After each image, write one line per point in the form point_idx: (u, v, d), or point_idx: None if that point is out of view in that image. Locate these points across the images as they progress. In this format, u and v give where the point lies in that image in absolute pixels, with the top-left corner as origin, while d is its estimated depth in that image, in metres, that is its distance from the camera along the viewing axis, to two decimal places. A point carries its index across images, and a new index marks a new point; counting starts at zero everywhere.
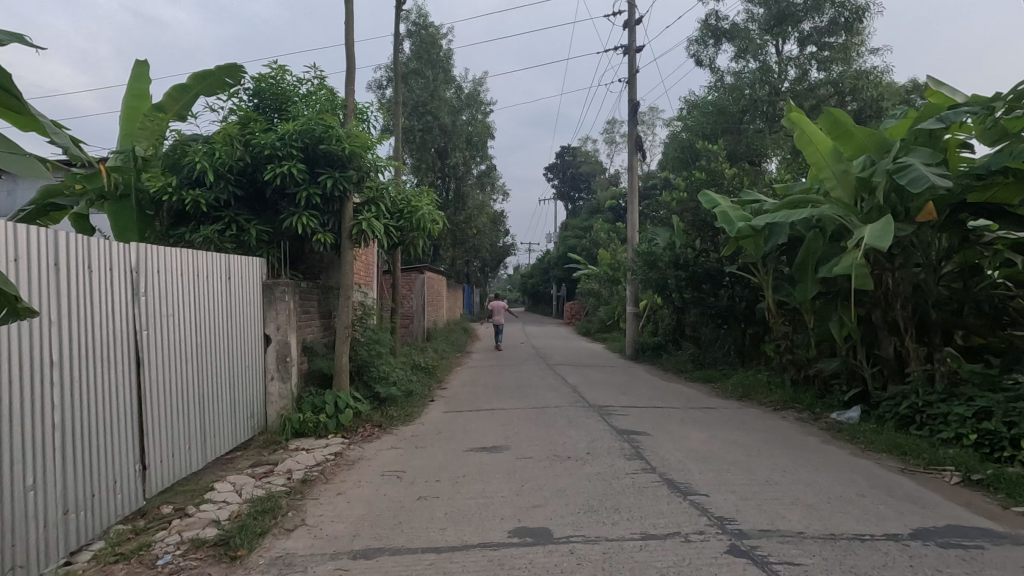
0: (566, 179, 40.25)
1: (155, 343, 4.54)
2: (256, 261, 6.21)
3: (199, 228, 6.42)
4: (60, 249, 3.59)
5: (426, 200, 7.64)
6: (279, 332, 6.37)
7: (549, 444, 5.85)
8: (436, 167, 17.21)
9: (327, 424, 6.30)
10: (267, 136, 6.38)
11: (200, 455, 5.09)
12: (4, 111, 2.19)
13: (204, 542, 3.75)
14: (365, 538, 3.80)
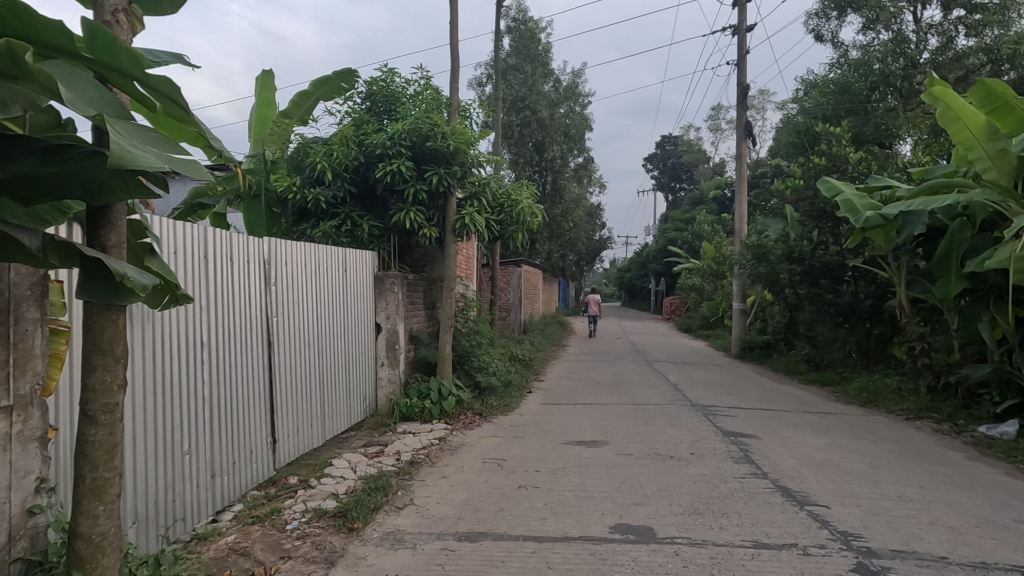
0: (666, 170, 38.83)
1: (284, 328, 5.01)
2: (368, 254, 6.63)
3: (319, 224, 6.92)
4: (208, 243, 4.06)
5: (525, 193, 7.75)
6: (389, 321, 6.78)
7: (650, 441, 5.71)
8: (534, 161, 17.32)
9: (431, 410, 6.58)
10: (379, 136, 6.76)
11: (319, 433, 5.54)
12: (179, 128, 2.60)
13: (325, 512, 4.08)
14: (469, 521, 3.93)
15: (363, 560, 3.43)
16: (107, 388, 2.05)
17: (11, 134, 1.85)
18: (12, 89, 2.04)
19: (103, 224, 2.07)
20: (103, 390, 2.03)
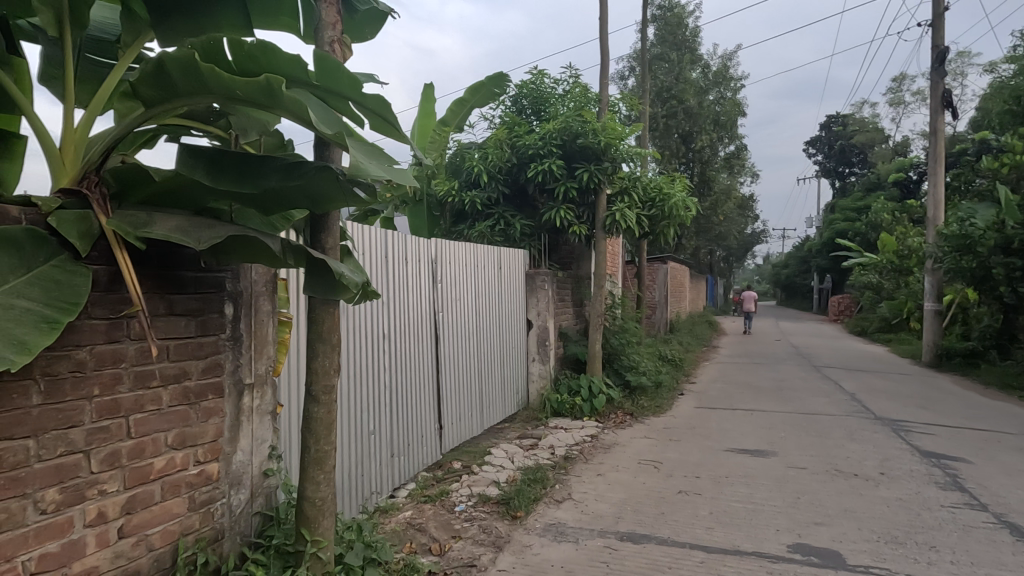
0: (832, 153, 34.72)
1: (448, 324, 5.37)
2: (521, 253, 6.84)
3: (475, 225, 7.31)
4: (387, 245, 4.48)
5: (677, 187, 7.44)
6: (540, 318, 6.95)
7: (826, 456, 5.14)
8: (681, 152, 16.55)
9: (582, 407, 6.60)
10: (531, 137, 6.94)
11: (477, 423, 5.85)
12: None
13: (489, 499, 4.28)
14: (630, 522, 3.87)
15: (528, 549, 3.55)
16: (326, 371, 2.36)
17: (258, 154, 2.10)
18: (251, 118, 2.47)
19: (323, 228, 2.40)
20: (324, 373, 2.34)
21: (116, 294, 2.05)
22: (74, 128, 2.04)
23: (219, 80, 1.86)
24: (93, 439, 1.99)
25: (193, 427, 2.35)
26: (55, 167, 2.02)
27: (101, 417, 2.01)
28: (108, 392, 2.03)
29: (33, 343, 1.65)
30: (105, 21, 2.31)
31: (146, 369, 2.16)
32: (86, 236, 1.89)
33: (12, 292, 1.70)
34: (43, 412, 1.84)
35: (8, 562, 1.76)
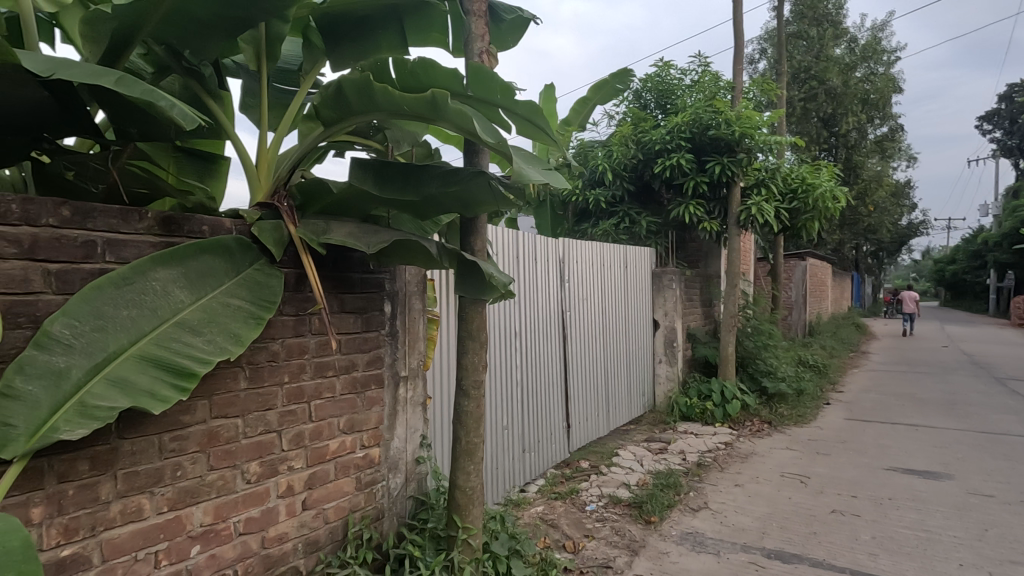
0: (1014, 128, 29.53)
1: (576, 323, 5.38)
2: (647, 251, 6.66)
3: (599, 223, 7.24)
4: (518, 245, 4.60)
5: (823, 176, 6.78)
6: (667, 318, 6.71)
7: (1020, 484, 4.39)
8: (822, 138, 15.04)
9: (714, 412, 6.27)
10: (657, 131, 6.70)
11: (603, 423, 5.81)
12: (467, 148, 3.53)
13: (620, 501, 4.22)
14: (777, 539, 3.60)
15: (665, 556, 3.45)
16: (476, 368, 2.49)
17: (419, 164, 2.25)
18: (404, 132, 2.80)
19: (472, 231, 2.53)
20: (474, 368, 2.47)
21: (301, 294, 2.32)
22: (268, 148, 2.35)
23: (390, 97, 2.01)
24: (283, 421, 2.26)
25: (359, 414, 2.59)
26: (253, 183, 2.33)
27: (289, 402, 2.28)
28: (295, 380, 2.30)
29: (243, 337, 1.91)
30: (288, 53, 2.62)
31: (323, 360, 2.42)
32: (280, 242, 2.15)
33: (226, 291, 1.96)
34: (247, 395, 2.13)
35: (224, 522, 2.05)
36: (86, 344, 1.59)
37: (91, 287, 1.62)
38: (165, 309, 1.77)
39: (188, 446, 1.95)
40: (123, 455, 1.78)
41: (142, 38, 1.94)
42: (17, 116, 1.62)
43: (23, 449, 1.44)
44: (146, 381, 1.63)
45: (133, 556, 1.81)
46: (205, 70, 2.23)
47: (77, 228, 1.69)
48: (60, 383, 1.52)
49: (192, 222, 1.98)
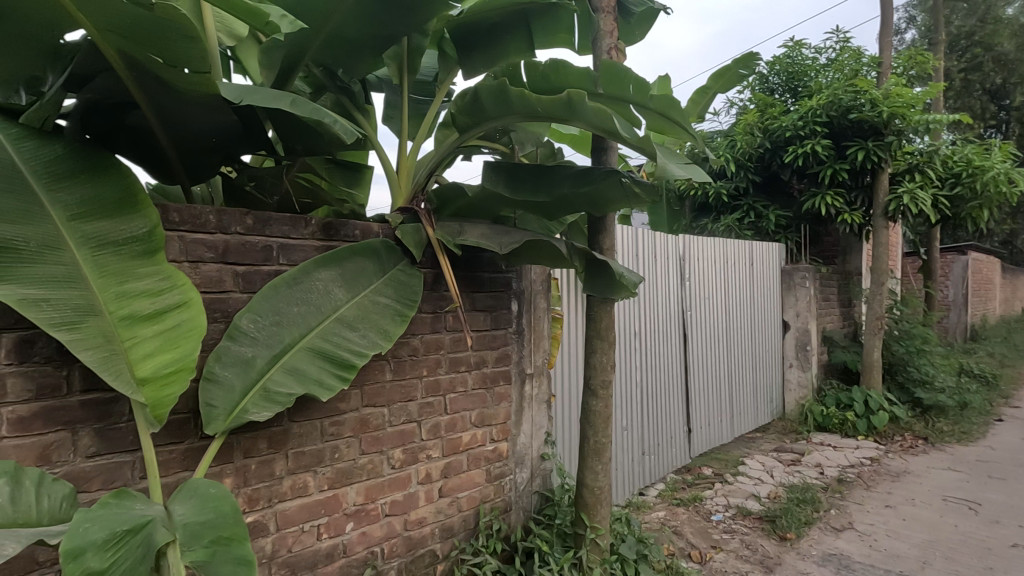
0: None
1: (698, 323, 5.15)
2: (775, 246, 6.19)
3: (721, 218, 6.86)
4: (638, 243, 4.49)
5: (996, 156, 5.86)
6: (799, 319, 6.20)
7: None
8: (989, 113, 13.03)
9: (856, 424, 5.69)
10: (787, 117, 6.19)
11: (728, 429, 5.50)
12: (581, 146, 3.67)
13: (750, 513, 3.96)
14: (942, 571, 3.18)
15: None
16: (604, 368, 2.48)
17: (550, 166, 2.28)
18: (528, 132, 2.88)
19: (600, 230, 2.53)
20: (603, 368, 2.47)
21: (438, 292, 2.46)
22: (407, 155, 2.53)
23: (525, 101, 2.05)
24: (423, 412, 2.40)
25: (489, 408, 2.68)
26: (395, 189, 2.51)
27: (428, 394, 2.42)
28: (432, 374, 2.44)
29: (392, 332, 2.05)
30: (426, 65, 2.78)
31: (457, 356, 2.53)
32: (419, 244, 2.28)
33: (376, 290, 2.12)
34: (392, 386, 2.29)
35: (372, 503, 2.22)
36: (267, 337, 1.80)
37: (269, 287, 1.84)
38: (328, 305, 1.96)
39: (344, 431, 2.13)
40: (293, 436, 1.99)
41: (305, 61, 2.16)
42: (210, 140, 1.86)
43: (221, 426, 1.66)
44: (315, 370, 1.82)
45: (301, 527, 2.02)
46: (354, 87, 2.44)
47: (258, 234, 1.92)
48: (248, 370, 1.73)
49: (347, 228, 2.18)
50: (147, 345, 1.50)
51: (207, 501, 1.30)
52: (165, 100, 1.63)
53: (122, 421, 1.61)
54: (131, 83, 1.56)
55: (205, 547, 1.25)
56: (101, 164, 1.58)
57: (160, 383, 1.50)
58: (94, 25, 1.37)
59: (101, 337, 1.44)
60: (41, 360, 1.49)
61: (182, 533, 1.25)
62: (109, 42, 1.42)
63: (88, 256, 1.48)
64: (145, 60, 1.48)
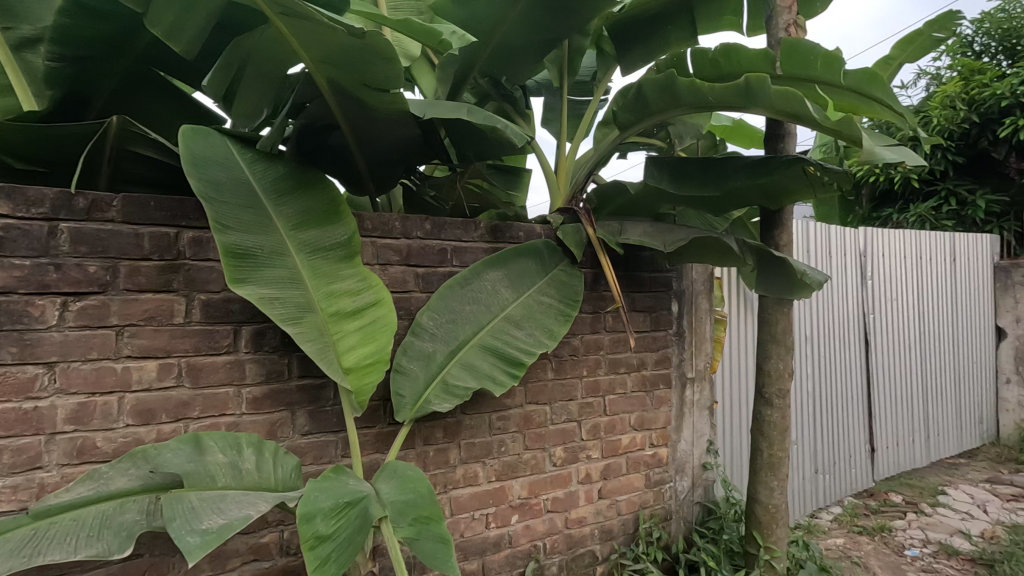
0: None
1: (885, 327, 4.52)
2: (986, 237, 5.22)
3: (909, 207, 5.93)
4: (812, 238, 4.05)
5: None
6: (1020, 326, 5.14)
7: None
8: None
9: None
10: (1003, 82, 5.15)
11: (923, 452, 4.75)
12: (740, 134, 3.50)
13: (958, 552, 3.37)
14: None
15: None
16: (780, 375, 2.28)
17: (721, 157, 2.14)
18: (687, 124, 2.74)
19: (776, 225, 2.34)
20: (778, 376, 2.27)
21: (597, 292, 2.45)
22: (566, 155, 2.56)
23: (695, 91, 1.95)
24: (583, 412, 2.40)
25: (649, 412, 2.60)
26: (554, 191, 2.55)
27: (588, 394, 2.41)
28: (592, 374, 2.43)
29: (557, 331, 2.08)
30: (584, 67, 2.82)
31: (616, 357, 2.50)
32: (579, 244, 2.28)
33: (539, 289, 2.16)
34: (554, 385, 2.32)
35: (535, 497, 2.27)
36: (444, 333, 1.92)
37: (445, 287, 1.97)
38: (496, 304, 2.04)
39: (509, 425, 2.21)
40: (465, 427, 2.11)
41: (474, 73, 2.28)
42: (396, 154, 2.04)
43: (409, 415, 1.79)
44: (487, 366, 1.91)
45: (471, 514, 2.13)
46: (516, 94, 2.53)
47: (435, 238, 2.07)
48: (429, 364, 1.87)
49: (512, 229, 2.26)
50: (351, 339, 1.69)
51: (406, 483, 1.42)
52: (362, 120, 1.82)
53: (329, 404, 1.84)
54: (335, 107, 1.77)
55: (410, 524, 1.34)
56: (311, 180, 1.82)
57: (362, 372, 1.68)
58: (312, 57, 1.57)
59: (317, 330, 1.65)
60: (270, 349, 1.76)
61: (391, 510, 1.36)
62: (323, 72, 1.62)
63: (305, 259, 1.70)
64: (351, 86, 1.67)
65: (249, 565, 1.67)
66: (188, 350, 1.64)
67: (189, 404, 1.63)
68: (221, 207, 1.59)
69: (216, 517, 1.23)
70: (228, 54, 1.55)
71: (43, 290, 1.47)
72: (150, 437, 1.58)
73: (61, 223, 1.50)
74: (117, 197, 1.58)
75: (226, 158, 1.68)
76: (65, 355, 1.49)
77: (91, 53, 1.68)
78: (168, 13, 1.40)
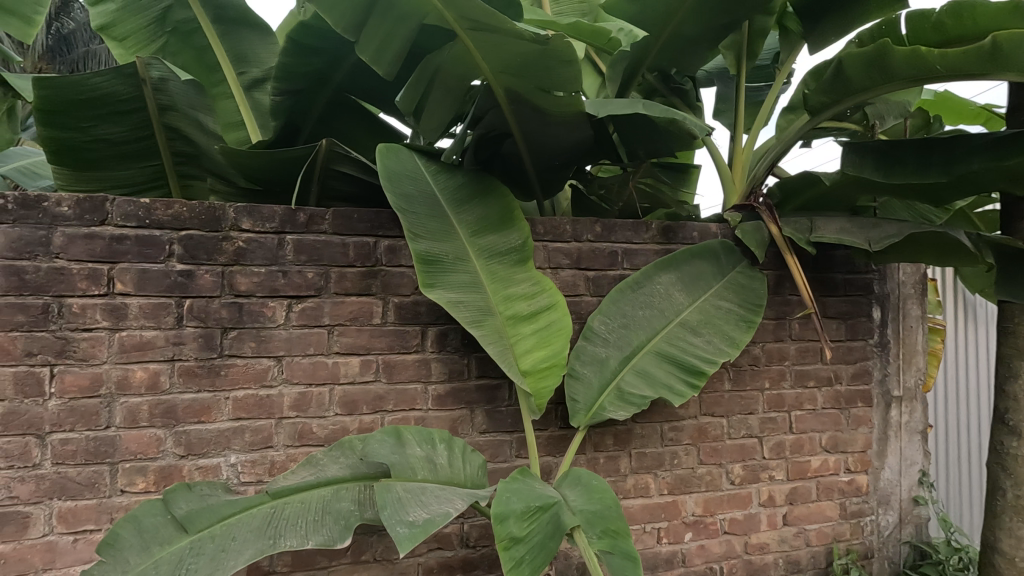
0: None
1: None
2: None
3: None
4: None
5: None
6: None
7: None
8: None
9: None
10: None
11: None
12: (954, 113, 2.98)
13: None
14: None
15: None
16: None
17: (950, 136, 1.82)
18: (889, 103, 2.35)
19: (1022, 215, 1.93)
20: None
21: (782, 296, 2.22)
22: (742, 147, 2.36)
23: (917, 62, 1.67)
24: (765, 428, 2.18)
25: (844, 432, 2.29)
26: (729, 187, 2.36)
27: (771, 408, 2.19)
28: (776, 387, 2.20)
29: (739, 339, 1.93)
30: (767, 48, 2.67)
31: (804, 369, 2.24)
32: (761, 243, 2.07)
33: (717, 292, 2.01)
34: (732, 396, 2.14)
35: (711, 516, 2.10)
36: (617, 339, 1.87)
37: (616, 291, 1.92)
38: (671, 309, 1.94)
39: (683, 437, 2.08)
40: (636, 436, 2.03)
41: (643, 70, 2.20)
42: (565, 158, 2.03)
43: (584, 421, 1.76)
44: (663, 374, 1.83)
45: (642, 527, 2.02)
46: (686, 86, 2.38)
47: (605, 241, 2.03)
48: (603, 370, 1.83)
49: (686, 230, 2.13)
50: (527, 342, 1.72)
51: (593, 494, 1.45)
52: (536, 126, 1.85)
53: (504, 405, 1.89)
54: (511, 116, 1.82)
55: (600, 537, 1.36)
56: (488, 187, 1.89)
57: (538, 375, 1.70)
58: (493, 69, 1.63)
59: (497, 333, 1.70)
60: (452, 349, 1.86)
61: (580, 515, 1.40)
62: (501, 82, 1.68)
63: (484, 264, 1.76)
64: (528, 93, 1.71)
65: (433, 552, 1.77)
66: (384, 348, 1.79)
67: (384, 398, 1.78)
68: (412, 218, 1.71)
69: (420, 511, 1.33)
70: (419, 70, 1.69)
71: (274, 293, 1.71)
72: (353, 426, 1.75)
73: (287, 235, 1.74)
74: (329, 211, 1.78)
75: (414, 172, 1.80)
76: (289, 350, 1.71)
77: (305, 85, 1.92)
78: (373, 40, 1.55)
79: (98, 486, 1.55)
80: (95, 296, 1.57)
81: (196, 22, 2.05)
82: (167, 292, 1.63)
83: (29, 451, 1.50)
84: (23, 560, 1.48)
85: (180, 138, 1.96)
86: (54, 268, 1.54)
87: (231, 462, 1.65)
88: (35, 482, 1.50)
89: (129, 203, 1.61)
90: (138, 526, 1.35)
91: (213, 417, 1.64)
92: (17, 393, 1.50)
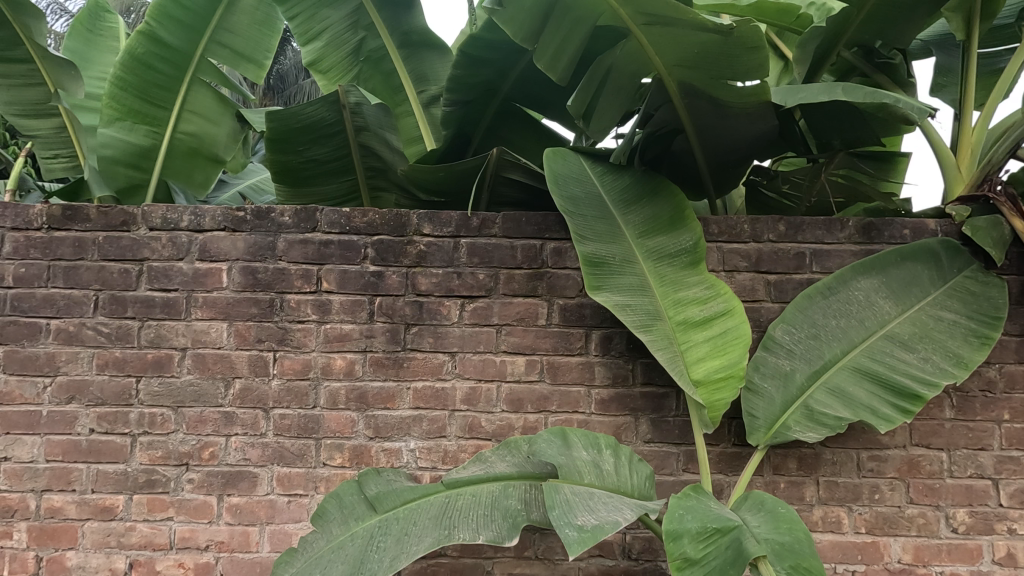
0: None
1: None
2: None
3: None
4: None
5: None
6: None
7: None
8: None
9: None
10: None
11: None
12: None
13: None
14: None
15: None
16: None
17: None
18: None
19: None
20: None
21: None
22: (971, 129, 1.95)
23: None
24: (1002, 469, 1.77)
25: None
26: (951, 175, 1.96)
27: (1010, 445, 1.78)
28: (1019, 419, 1.78)
29: (966, 359, 1.61)
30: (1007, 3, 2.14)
31: None
32: (1000, 242, 1.73)
33: (936, 301, 1.68)
34: (955, 427, 1.79)
35: (924, 567, 1.75)
36: (804, 350, 1.66)
37: (803, 297, 1.71)
38: (873, 319, 1.67)
39: (887, 469, 1.78)
40: (825, 462, 1.79)
41: (839, 47, 1.94)
42: (743, 152, 1.87)
43: (763, 439, 1.61)
44: (865, 395, 1.59)
45: (834, 566, 1.76)
46: (895, 60, 2.02)
47: (791, 241, 1.83)
48: (787, 385, 1.64)
49: (894, 227, 1.83)
50: (700, 350, 1.61)
51: (778, 522, 1.37)
52: (712, 120, 1.73)
53: (671, 414, 1.80)
54: (684, 111, 1.73)
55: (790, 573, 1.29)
56: (657, 186, 1.81)
57: (713, 387, 1.58)
58: (667, 63, 1.58)
59: (668, 339, 1.61)
60: (617, 354, 1.82)
61: (766, 546, 1.32)
62: (676, 77, 1.62)
63: (651, 266, 1.69)
64: (705, 85, 1.62)
65: (594, 559, 1.74)
66: (549, 349, 1.81)
67: (548, 398, 1.80)
68: (579, 220, 1.71)
69: (588, 516, 1.34)
70: (592, 72, 1.67)
71: (449, 293, 1.83)
72: (519, 423, 1.80)
73: (462, 239, 1.85)
74: (499, 215, 1.86)
75: (580, 174, 1.80)
76: (462, 346, 1.82)
77: (474, 96, 2.03)
78: (549, 46, 1.59)
79: (306, 456, 1.79)
80: (307, 293, 1.83)
81: (385, 49, 2.28)
82: (362, 290, 1.83)
83: (258, 422, 1.79)
84: (253, 512, 1.77)
85: (371, 154, 2.20)
86: (278, 268, 1.83)
87: (410, 447, 1.79)
88: (262, 447, 1.79)
89: (334, 212, 1.85)
90: (340, 501, 1.54)
91: (396, 404, 1.80)
92: (250, 371, 1.80)
